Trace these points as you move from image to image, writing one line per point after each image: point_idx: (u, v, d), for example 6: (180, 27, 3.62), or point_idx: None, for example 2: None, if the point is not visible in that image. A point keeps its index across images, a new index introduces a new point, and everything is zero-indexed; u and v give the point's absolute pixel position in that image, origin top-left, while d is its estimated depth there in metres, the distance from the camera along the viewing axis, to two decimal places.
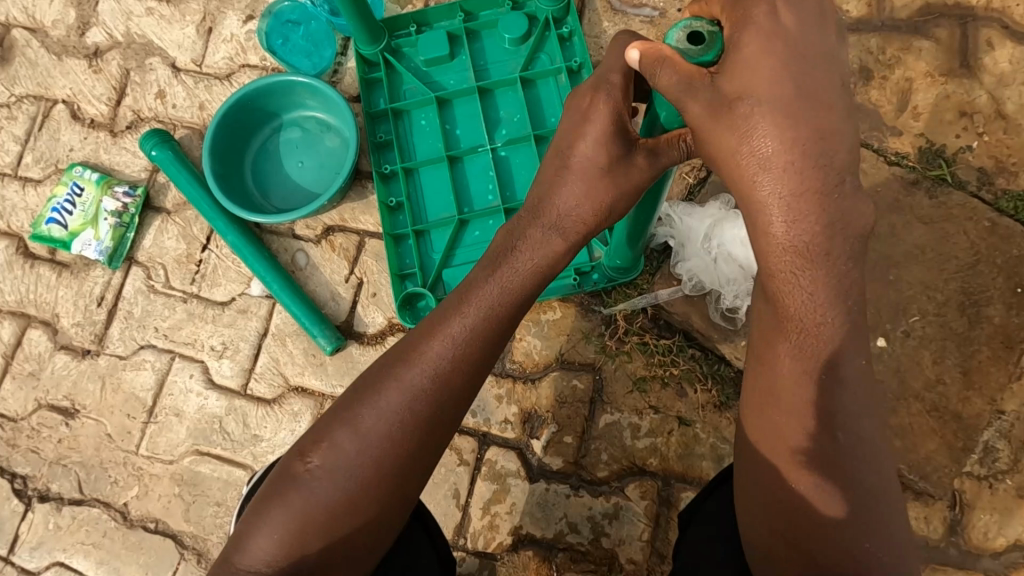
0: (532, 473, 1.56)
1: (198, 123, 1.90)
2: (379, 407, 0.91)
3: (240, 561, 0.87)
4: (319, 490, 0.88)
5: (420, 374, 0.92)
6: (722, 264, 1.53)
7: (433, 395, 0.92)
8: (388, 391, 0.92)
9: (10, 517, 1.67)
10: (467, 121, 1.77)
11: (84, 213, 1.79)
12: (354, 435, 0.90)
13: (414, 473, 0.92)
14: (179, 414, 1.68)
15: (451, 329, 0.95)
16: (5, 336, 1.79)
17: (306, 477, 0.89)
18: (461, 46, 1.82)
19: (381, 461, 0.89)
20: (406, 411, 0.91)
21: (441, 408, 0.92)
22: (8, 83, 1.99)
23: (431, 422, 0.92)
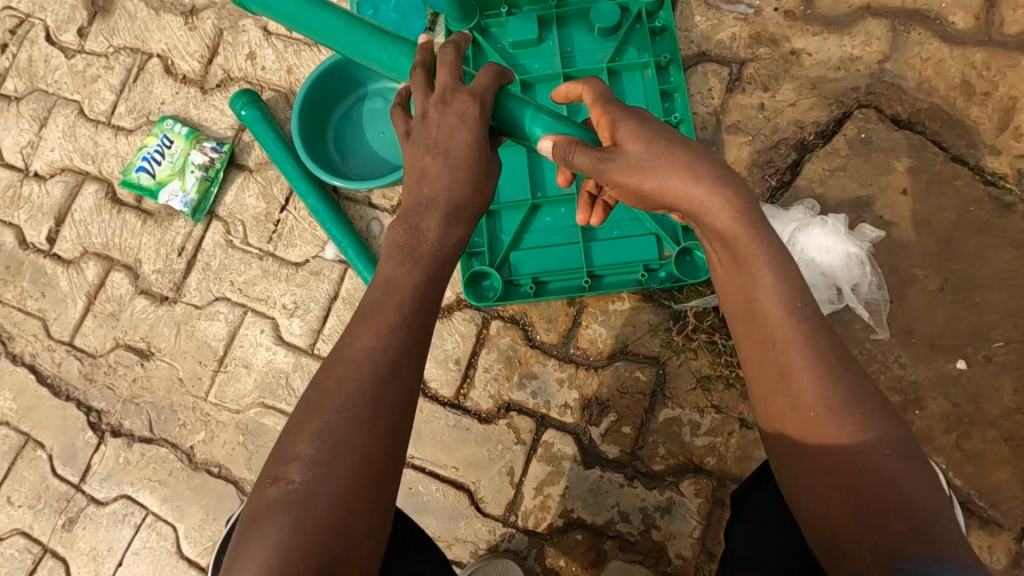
0: (588, 459, 1.58)
1: (285, 86, 1.95)
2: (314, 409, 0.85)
3: None
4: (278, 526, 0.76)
5: (366, 348, 0.89)
6: (803, 269, 1.49)
7: (374, 358, 0.89)
8: (334, 378, 0.87)
9: (83, 448, 1.75)
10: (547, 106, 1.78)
11: (172, 164, 1.85)
12: (308, 434, 0.83)
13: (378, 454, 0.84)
14: (247, 366, 1.74)
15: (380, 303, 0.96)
16: (90, 276, 1.87)
17: (270, 502, 0.78)
18: (549, 31, 1.82)
19: (337, 458, 0.81)
20: (339, 396, 0.85)
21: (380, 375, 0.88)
22: (108, 34, 2.06)
23: (379, 387, 0.87)
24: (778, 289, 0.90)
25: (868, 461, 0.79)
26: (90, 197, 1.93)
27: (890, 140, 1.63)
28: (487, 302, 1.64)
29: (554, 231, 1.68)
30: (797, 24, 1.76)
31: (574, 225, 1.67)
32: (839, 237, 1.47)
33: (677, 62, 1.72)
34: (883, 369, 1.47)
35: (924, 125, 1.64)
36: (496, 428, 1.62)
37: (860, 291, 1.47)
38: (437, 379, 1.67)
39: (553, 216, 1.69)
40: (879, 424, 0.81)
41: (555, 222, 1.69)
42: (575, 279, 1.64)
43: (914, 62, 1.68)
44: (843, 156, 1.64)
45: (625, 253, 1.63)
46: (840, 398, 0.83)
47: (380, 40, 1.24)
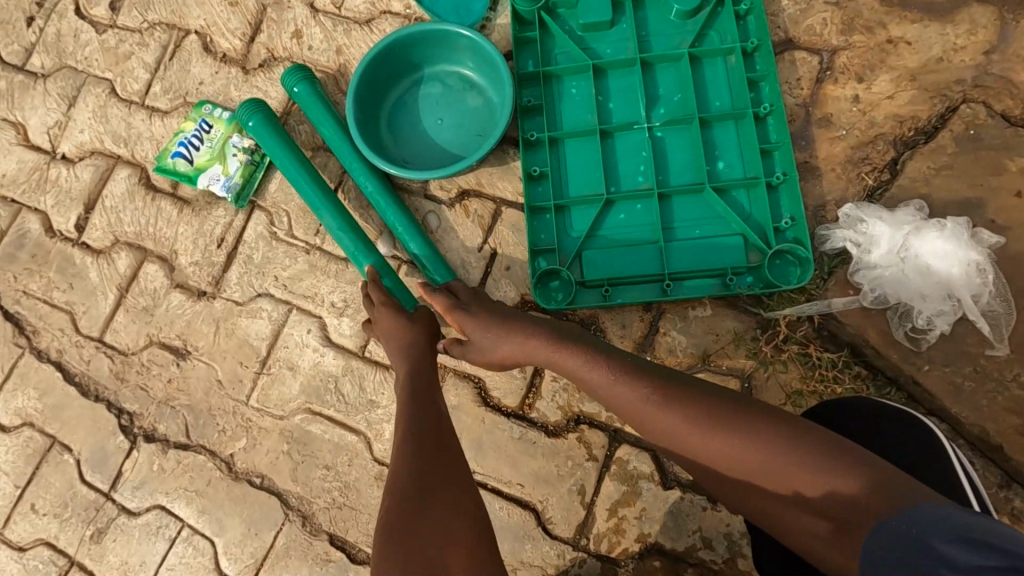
0: (666, 478, 1.45)
1: (334, 68, 1.81)
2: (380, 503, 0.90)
3: None
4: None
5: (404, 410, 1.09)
6: (916, 277, 1.35)
7: (402, 438, 1.02)
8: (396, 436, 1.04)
9: (113, 453, 1.62)
10: (620, 95, 1.64)
11: (211, 149, 1.72)
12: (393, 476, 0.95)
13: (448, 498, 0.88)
14: (293, 368, 1.61)
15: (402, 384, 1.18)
16: (122, 267, 1.74)
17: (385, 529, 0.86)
18: (624, 13, 1.68)
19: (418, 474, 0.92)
20: (391, 483, 0.92)
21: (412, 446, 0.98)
22: (142, 8, 1.93)
23: (420, 455, 0.96)
24: (671, 410, 0.95)
25: (750, 456, 0.87)
26: (122, 183, 1.80)
27: (1000, 137, 1.50)
28: (556, 305, 1.51)
29: (629, 229, 1.55)
30: (895, 9, 1.63)
31: (651, 223, 1.54)
32: (957, 242, 1.33)
33: (766, 47, 1.58)
34: (1000, 389, 1.34)
35: None
36: (565, 442, 1.49)
37: (980, 302, 1.33)
38: (500, 387, 1.54)
39: (627, 213, 1.56)
40: (749, 430, 0.88)
41: (629, 220, 1.56)
42: (652, 282, 1.50)
43: None
44: (948, 153, 1.50)
45: (710, 255, 1.50)
46: (748, 439, 0.88)
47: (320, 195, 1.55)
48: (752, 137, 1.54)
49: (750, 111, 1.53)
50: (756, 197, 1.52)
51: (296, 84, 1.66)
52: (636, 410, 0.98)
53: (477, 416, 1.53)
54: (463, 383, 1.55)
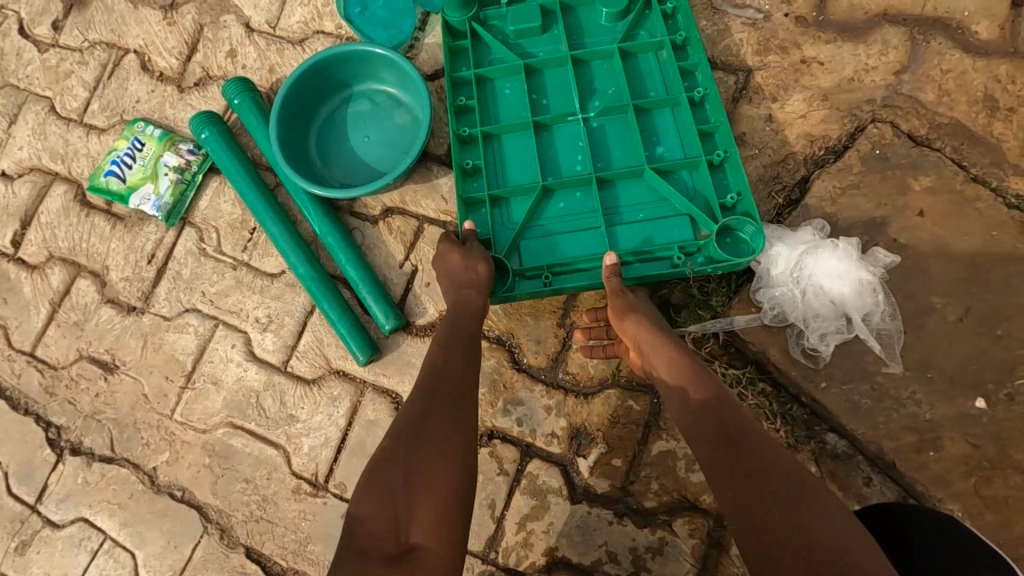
0: (575, 492, 1.47)
1: (266, 86, 1.84)
2: (385, 435, 1.09)
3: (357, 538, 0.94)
4: (363, 515, 0.96)
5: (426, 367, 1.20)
6: (811, 295, 1.38)
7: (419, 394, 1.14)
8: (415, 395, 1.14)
9: (41, 466, 1.65)
10: (560, 89, 1.65)
11: (143, 168, 1.75)
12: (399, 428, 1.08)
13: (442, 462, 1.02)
14: (216, 383, 1.64)
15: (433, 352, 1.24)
16: (55, 282, 1.77)
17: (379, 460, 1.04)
18: (555, 20, 1.70)
19: (424, 435, 1.05)
20: (392, 435, 1.07)
21: (430, 417, 1.08)
22: (82, 27, 1.97)
23: (430, 441, 1.05)
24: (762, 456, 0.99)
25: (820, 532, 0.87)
26: (58, 199, 1.83)
27: (907, 156, 1.52)
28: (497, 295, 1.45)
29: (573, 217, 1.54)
30: (810, 30, 1.65)
31: (592, 209, 1.54)
32: (851, 262, 1.37)
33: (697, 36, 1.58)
34: (896, 407, 1.36)
35: (943, 142, 1.52)
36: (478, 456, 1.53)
37: (872, 320, 1.37)
38: None
39: (568, 202, 1.55)
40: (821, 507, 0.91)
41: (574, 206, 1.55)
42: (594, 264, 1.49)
43: (934, 74, 1.57)
44: (856, 173, 1.53)
45: (659, 236, 1.50)
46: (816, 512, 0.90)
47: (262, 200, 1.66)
48: (689, 121, 1.54)
49: (685, 98, 1.54)
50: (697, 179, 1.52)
51: (237, 94, 1.72)
52: (729, 431, 1.04)
53: None
54: (380, 398, 1.57)
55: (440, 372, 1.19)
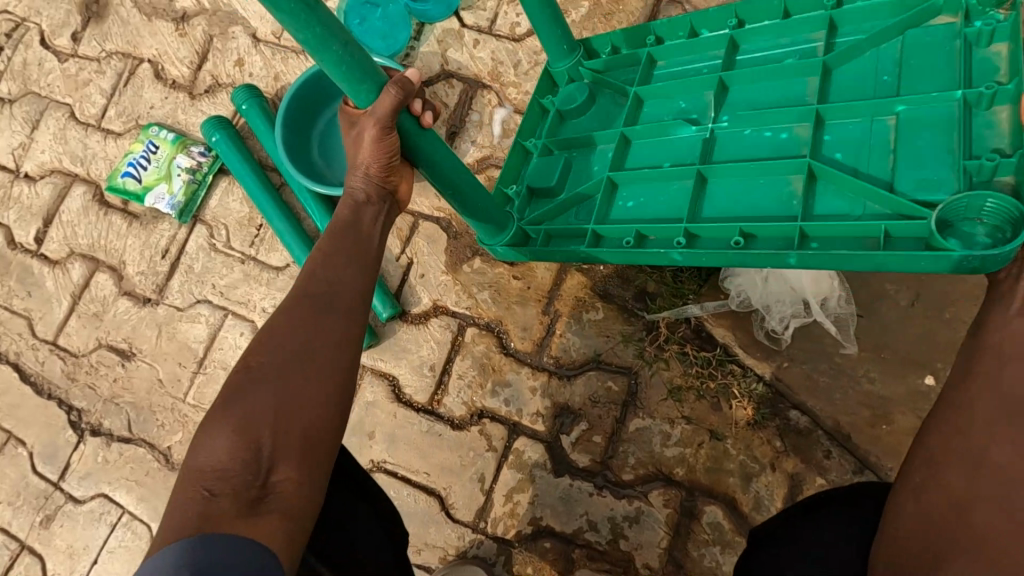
0: (558, 467, 1.59)
1: (271, 93, 1.97)
2: (244, 357, 0.93)
3: (197, 475, 0.82)
4: (208, 459, 0.83)
5: (321, 281, 1.01)
6: (772, 282, 1.50)
7: (302, 309, 0.97)
8: (290, 317, 0.96)
9: (64, 446, 1.78)
10: (660, 148, 1.31)
11: (157, 169, 1.88)
12: (270, 342, 0.94)
13: (303, 387, 0.90)
14: (226, 368, 1.76)
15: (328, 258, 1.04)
16: (75, 276, 1.90)
17: (234, 388, 0.89)
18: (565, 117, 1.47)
19: (298, 363, 0.92)
20: (264, 357, 0.92)
21: (308, 340, 0.94)
22: (100, 39, 2.10)
23: (304, 356, 0.93)
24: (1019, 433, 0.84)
25: None
26: (78, 199, 1.97)
27: None
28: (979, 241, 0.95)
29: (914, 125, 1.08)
30: None
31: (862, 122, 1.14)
32: None
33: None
34: (852, 384, 1.49)
35: None
36: (469, 434, 1.65)
37: (828, 304, 1.48)
38: (411, 385, 1.70)
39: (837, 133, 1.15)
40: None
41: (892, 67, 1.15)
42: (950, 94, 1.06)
43: None
44: None
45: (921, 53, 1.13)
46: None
47: (267, 196, 1.78)
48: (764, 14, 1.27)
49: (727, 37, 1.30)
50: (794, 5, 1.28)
51: (246, 101, 1.85)
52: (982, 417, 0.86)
53: (391, 412, 1.70)
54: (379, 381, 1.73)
55: (299, 288, 1.00)
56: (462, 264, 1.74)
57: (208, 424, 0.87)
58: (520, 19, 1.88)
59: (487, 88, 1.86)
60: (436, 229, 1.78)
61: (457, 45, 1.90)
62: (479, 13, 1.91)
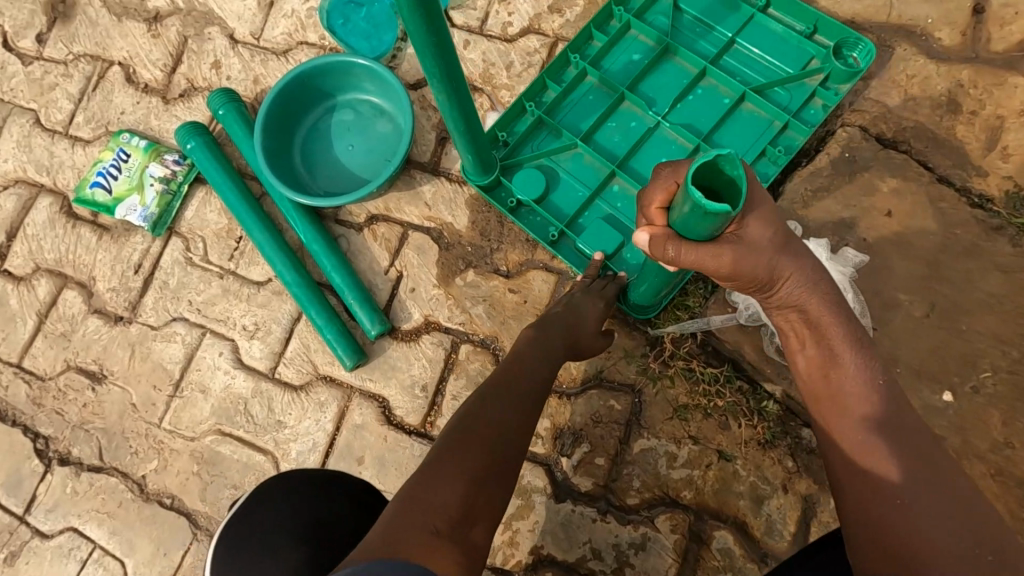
0: (559, 491, 1.50)
1: (250, 97, 1.86)
2: (477, 413, 1.06)
3: (430, 501, 0.88)
4: (440, 486, 0.91)
5: (536, 385, 1.18)
6: None
7: (518, 400, 1.12)
8: (509, 394, 1.12)
9: (29, 476, 1.67)
10: (652, 153, 1.56)
11: (129, 179, 1.77)
12: (496, 411, 1.07)
13: (517, 463, 1.03)
14: (204, 391, 1.65)
15: (537, 358, 1.24)
16: (41, 294, 1.78)
17: (469, 437, 1.00)
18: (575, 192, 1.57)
19: (520, 448, 1.05)
20: (492, 423, 1.04)
21: (524, 430, 1.08)
22: (67, 40, 1.98)
23: (520, 444, 1.06)
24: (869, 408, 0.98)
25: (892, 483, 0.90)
26: (44, 211, 1.85)
27: (874, 159, 1.57)
28: (864, 46, 1.54)
29: (756, 43, 1.60)
30: None
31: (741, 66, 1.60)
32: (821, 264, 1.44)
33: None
34: None
35: (910, 144, 1.58)
36: None
37: None
38: (402, 407, 1.58)
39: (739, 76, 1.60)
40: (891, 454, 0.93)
41: (708, 26, 1.64)
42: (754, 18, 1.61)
43: (899, 79, 1.61)
44: (825, 176, 1.57)
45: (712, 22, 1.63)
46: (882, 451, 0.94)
47: (246, 207, 1.68)
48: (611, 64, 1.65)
49: (586, 66, 1.61)
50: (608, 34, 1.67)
51: (222, 105, 1.74)
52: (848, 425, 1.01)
53: (380, 435, 1.57)
54: (367, 403, 1.60)
55: (511, 375, 1.18)
56: (455, 277, 1.64)
57: (432, 460, 0.96)
58: (512, 19, 1.79)
59: (479, 91, 1.77)
60: (427, 239, 1.68)
61: None
62: (469, 12, 1.82)
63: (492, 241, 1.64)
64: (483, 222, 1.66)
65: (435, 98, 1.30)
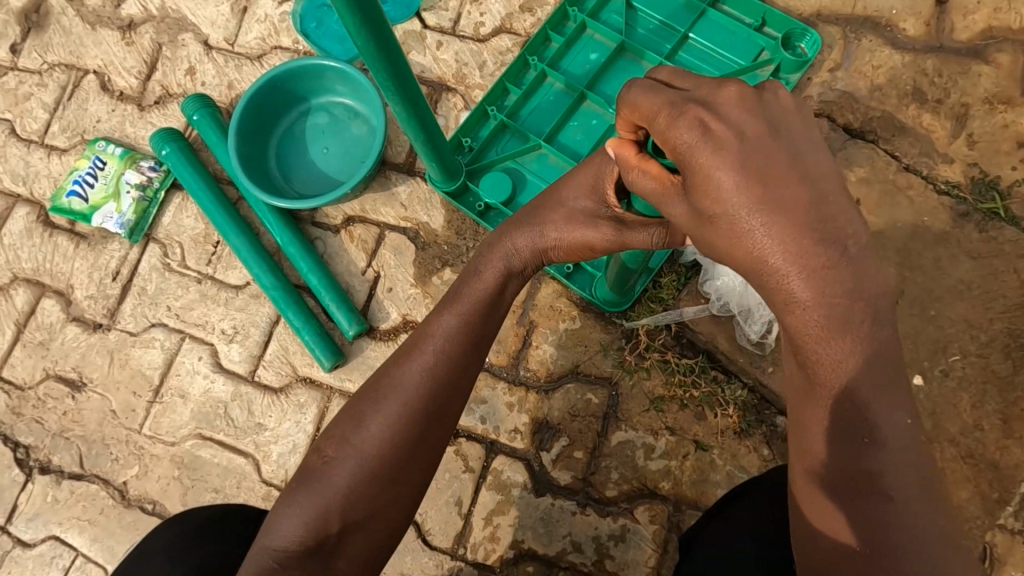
0: (539, 486, 1.51)
1: (225, 103, 1.87)
2: (337, 430, 0.98)
3: (269, 543, 0.91)
4: (280, 533, 0.91)
5: (413, 370, 1.00)
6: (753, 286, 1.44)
7: (393, 401, 0.98)
8: (380, 391, 0.99)
9: (9, 486, 1.67)
10: None
11: (105, 186, 1.77)
12: (356, 426, 0.97)
13: (389, 487, 0.95)
14: (184, 396, 1.66)
15: (430, 328, 1.04)
16: (19, 303, 1.78)
17: (319, 470, 0.95)
18: (542, 191, 1.59)
19: (397, 469, 0.95)
20: (354, 441, 0.96)
21: (400, 438, 0.96)
22: (41, 50, 1.98)
23: (397, 461, 0.95)
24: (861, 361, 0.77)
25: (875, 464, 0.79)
26: (20, 221, 1.85)
27: (841, 149, 1.59)
28: (813, 37, 1.59)
29: (710, 37, 1.63)
30: None
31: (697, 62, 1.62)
32: None
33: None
34: None
35: (876, 133, 1.59)
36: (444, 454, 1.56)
37: None
38: None
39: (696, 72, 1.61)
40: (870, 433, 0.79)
41: (661, 22, 1.65)
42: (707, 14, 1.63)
43: (865, 70, 1.63)
44: None
45: (665, 21, 1.65)
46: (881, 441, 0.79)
47: (222, 213, 1.68)
48: (570, 66, 1.66)
49: (545, 67, 1.63)
50: (564, 35, 1.68)
51: (196, 110, 1.75)
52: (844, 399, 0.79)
53: None
54: (347, 403, 1.60)
55: (397, 370, 1.01)
56: (432, 276, 1.65)
57: (289, 493, 0.95)
58: (484, 19, 1.81)
59: (452, 91, 1.78)
60: (404, 240, 1.69)
61: (419, 47, 1.82)
62: (441, 13, 1.83)
63: (467, 240, 1.66)
64: (459, 221, 1.67)
65: (392, 110, 1.32)
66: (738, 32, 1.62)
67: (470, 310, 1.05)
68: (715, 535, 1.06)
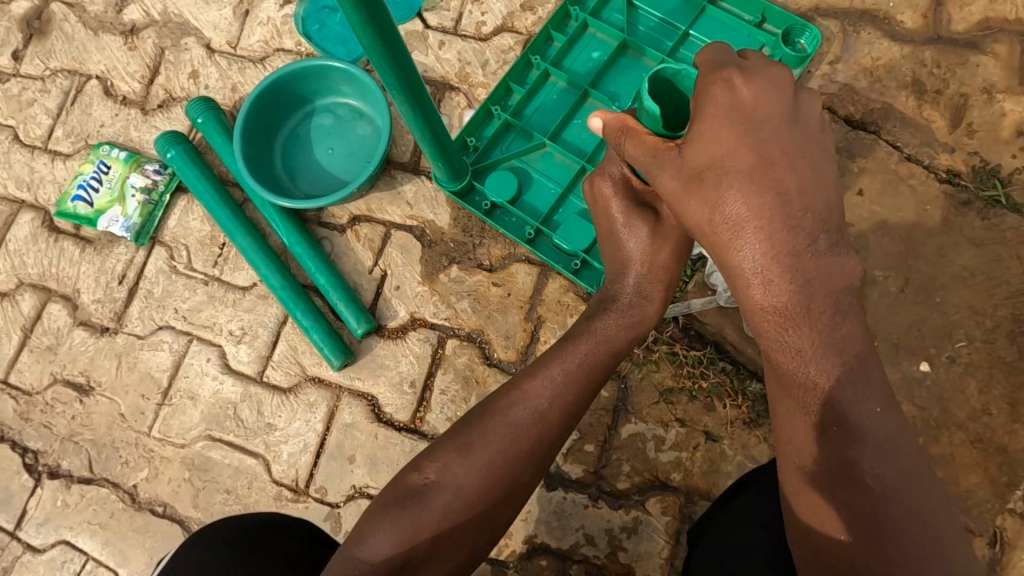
0: (550, 480, 1.51)
1: (229, 105, 1.87)
2: (435, 458, 1.01)
3: (359, 556, 0.94)
4: (372, 546, 0.94)
5: (524, 412, 1.02)
6: None
7: (503, 438, 1.00)
8: (489, 423, 1.01)
9: (19, 492, 1.66)
10: None
11: (110, 190, 1.77)
12: (462, 457, 0.99)
13: (482, 518, 0.97)
14: (193, 398, 1.66)
15: (553, 368, 1.06)
16: (25, 308, 1.78)
17: (418, 492, 0.97)
18: (550, 189, 1.60)
19: (499, 505, 0.98)
20: (460, 476, 0.98)
21: (506, 474, 0.98)
22: (44, 56, 1.99)
23: (496, 493, 0.98)
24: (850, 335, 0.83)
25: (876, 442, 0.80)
26: (25, 226, 1.85)
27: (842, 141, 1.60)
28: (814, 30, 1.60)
29: (712, 33, 1.64)
30: None
31: None
32: None
33: None
34: None
35: (878, 124, 1.61)
36: None
37: None
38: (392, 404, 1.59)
39: None
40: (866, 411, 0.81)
41: (662, 20, 1.66)
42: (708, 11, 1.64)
43: (865, 62, 1.65)
44: None
45: (668, 19, 1.66)
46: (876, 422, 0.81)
47: (228, 215, 1.68)
48: (573, 65, 1.68)
49: (549, 66, 1.64)
50: (565, 34, 1.69)
51: (201, 113, 1.76)
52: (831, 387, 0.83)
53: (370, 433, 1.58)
54: (357, 402, 1.60)
55: (503, 408, 1.03)
56: (439, 274, 1.66)
57: (383, 508, 0.98)
58: (485, 18, 1.82)
59: (455, 90, 1.80)
60: (411, 238, 1.70)
61: (421, 47, 1.83)
62: (443, 13, 1.84)
63: (473, 236, 1.66)
64: (464, 218, 1.68)
65: (402, 112, 1.34)
66: (738, 27, 1.64)
67: (564, 370, 1.06)
68: (726, 528, 1.06)
